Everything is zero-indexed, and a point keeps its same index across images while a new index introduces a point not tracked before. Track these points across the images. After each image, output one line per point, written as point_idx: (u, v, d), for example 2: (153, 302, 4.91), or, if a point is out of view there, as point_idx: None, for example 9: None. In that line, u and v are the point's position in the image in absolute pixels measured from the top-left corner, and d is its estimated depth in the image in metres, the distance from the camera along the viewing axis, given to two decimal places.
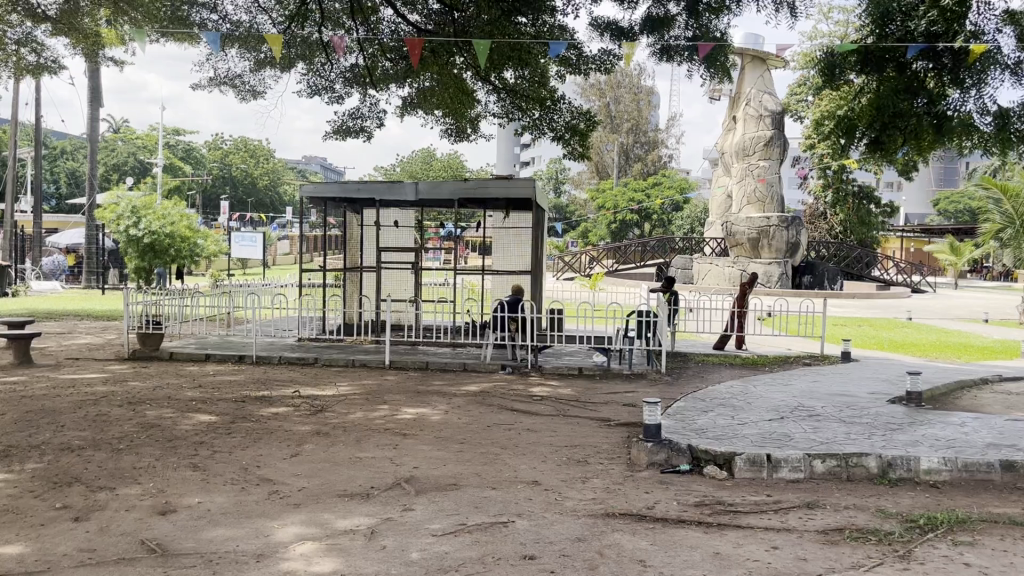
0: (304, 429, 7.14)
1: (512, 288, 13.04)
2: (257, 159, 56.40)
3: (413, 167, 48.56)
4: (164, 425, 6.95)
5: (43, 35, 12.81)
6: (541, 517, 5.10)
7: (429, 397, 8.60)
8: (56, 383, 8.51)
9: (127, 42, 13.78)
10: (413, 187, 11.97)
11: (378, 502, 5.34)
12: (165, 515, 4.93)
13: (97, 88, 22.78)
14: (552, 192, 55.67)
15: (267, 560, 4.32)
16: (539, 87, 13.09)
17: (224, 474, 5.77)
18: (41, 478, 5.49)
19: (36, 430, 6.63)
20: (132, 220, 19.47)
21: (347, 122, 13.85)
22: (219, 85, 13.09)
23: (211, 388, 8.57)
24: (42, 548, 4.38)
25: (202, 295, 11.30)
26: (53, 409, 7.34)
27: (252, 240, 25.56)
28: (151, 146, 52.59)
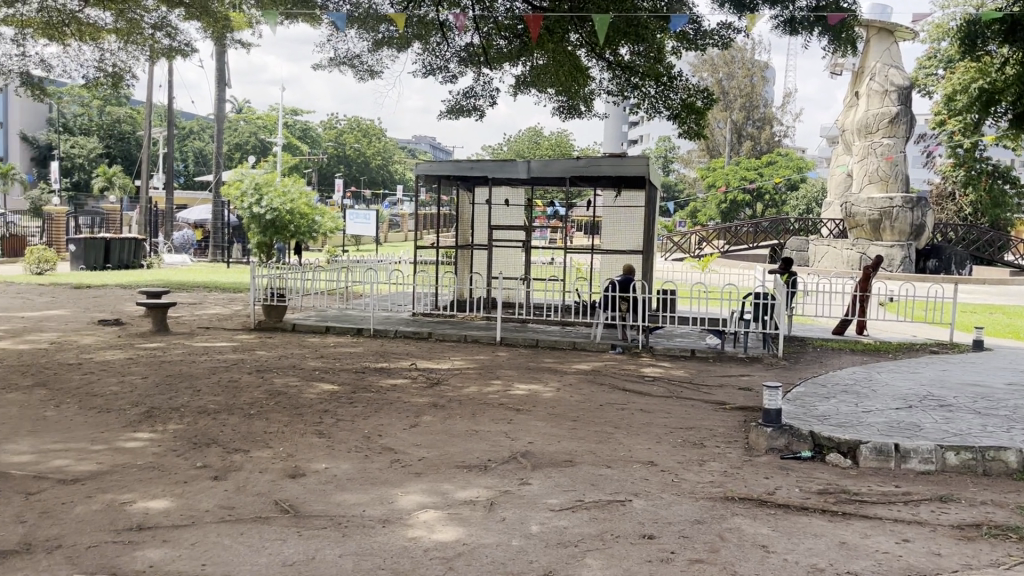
0: (421, 401, 7.32)
1: (622, 267, 12.92)
2: (370, 138, 57.74)
3: (521, 145, 48.76)
4: (290, 392, 7.27)
5: (177, 19, 13.35)
6: (659, 497, 5.08)
7: (541, 374, 8.67)
8: (191, 350, 9.03)
9: (255, 25, 14.21)
10: (525, 166, 11.91)
11: (495, 474, 5.43)
12: (296, 478, 5.17)
13: (224, 69, 23.75)
14: (661, 170, 54.88)
15: (392, 526, 4.47)
16: (654, 63, 12.83)
17: (348, 441, 5.99)
18: (182, 438, 5.84)
19: (175, 393, 7.06)
20: (255, 198, 20.28)
21: (461, 101, 13.98)
22: (338, 65, 13.41)
23: (332, 358, 8.89)
24: (186, 503, 4.67)
25: (322, 269, 11.69)
26: (191, 374, 7.81)
27: (366, 217, 26.23)
28: (272, 127, 54.73)
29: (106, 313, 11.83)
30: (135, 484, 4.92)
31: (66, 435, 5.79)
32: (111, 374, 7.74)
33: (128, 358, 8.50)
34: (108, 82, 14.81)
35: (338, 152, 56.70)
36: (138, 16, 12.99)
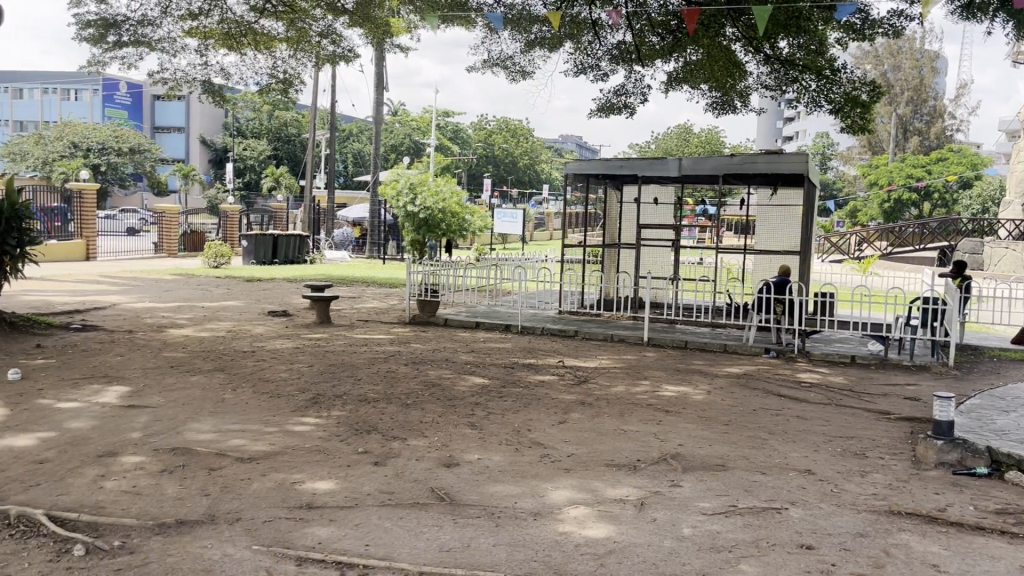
0: (570, 398, 7.37)
1: (776, 268, 12.48)
2: (518, 138, 58.54)
3: (670, 143, 48.01)
4: (444, 384, 7.51)
5: (342, 26, 13.97)
6: (817, 507, 4.89)
7: (690, 375, 8.52)
8: (352, 341, 9.50)
9: (413, 29, 14.72)
10: (676, 164, 11.73)
11: (645, 475, 5.40)
12: (451, 467, 5.34)
13: (382, 74, 24.77)
14: (818, 168, 52.60)
15: (544, 519, 4.53)
16: (816, 55, 12.29)
17: (499, 434, 6.12)
18: (345, 424, 6.17)
19: (337, 381, 7.46)
20: (409, 197, 21.05)
21: (612, 99, 13.94)
22: (492, 66, 13.69)
23: (482, 353, 9.11)
24: (350, 486, 4.92)
25: (473, 267, 11.99)
26: (352, 364, 8.22)
27: (513, 216, 26.68)
28: (425, 128, 56.60)
29: (275, 305, 12.64)
30: (303, 465, 5.24)
31: (243, 417, 6.24)
32: (280, 361, 8.27)
33: (295, 347, 9.05)
34: (279, 87, 15.77)
35: (487, 152, 57.90)
36: (306, 24, 13.72)
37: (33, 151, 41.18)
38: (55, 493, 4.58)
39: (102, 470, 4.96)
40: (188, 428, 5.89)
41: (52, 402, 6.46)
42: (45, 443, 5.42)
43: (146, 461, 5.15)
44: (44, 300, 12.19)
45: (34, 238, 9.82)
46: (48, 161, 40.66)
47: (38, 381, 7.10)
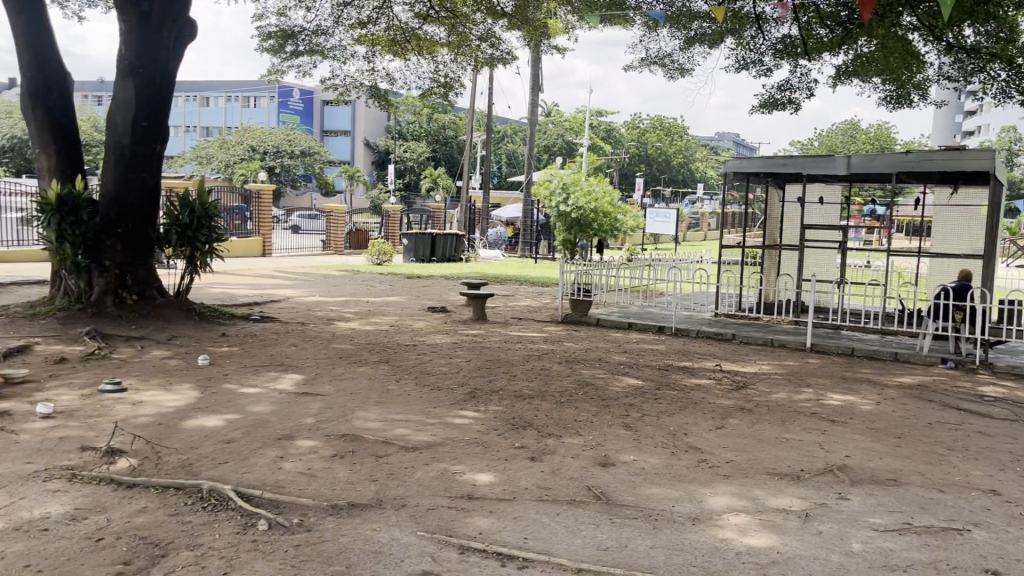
0: (727, 403, 7.19)
1: (955, 273, 11.63)
2: (672, 137, 57.65)
3: (834, 140, 45.80)
4: (598, 384, 7.51)
5: (501, 30, 14.21)
6: (1004, 530, 4.52)
7: (857, 384, 8.10)
8: (507, 338, 9.68)
9: (570, 29, 14.81)
10: (844, 161, 11.15)
11: (810, 485, 5.18)
12: (606, 467, 5.35)
13: (538, 75, 25.07)
14: (1002, 164, 48.61)
15: (703, 524, 4.45)
16: (1007, 43, 11.35)
17: (655, 437, 6.06)
18: (502, 419, 6.29)
19: (494, 376, 7.63)
20: (562, 197, 21.19)
21: (775, 94, 13.46)
22: (649, 65, 13.55)
23: (636, 354, 9.03)
24: (508, 479, 5.02)
25: (626, 266, 11.92)
26: (507, 360, 8.37)
27: (666, 215, 26.30)
28: (578, 128, 56.76)
29: (434, 301, 13.07)
30: (463, 457, 5.40)
31: (406, 407, 6.50)
32: (440, 355, 8.56)
33: (453, 342, 9.34)
34: (440, 91, 16.28)
35: (640, 151, 57.35)
36: (466, 29, 14.08)
37: (217, 155, 44.62)
38: (241, 470, 4.95)
39: (281, 452, 5.31)
40: (356, 416, 6.20)
41: (237, 387, 6.99)
42: (231, 425, 5.87)
43: (319, 445, 5.47)
44: (227, 292, 13.19)
45: (221, 235, 10.63)
46: (230, 164, 43.93)
47: (224, 367, 7.71)
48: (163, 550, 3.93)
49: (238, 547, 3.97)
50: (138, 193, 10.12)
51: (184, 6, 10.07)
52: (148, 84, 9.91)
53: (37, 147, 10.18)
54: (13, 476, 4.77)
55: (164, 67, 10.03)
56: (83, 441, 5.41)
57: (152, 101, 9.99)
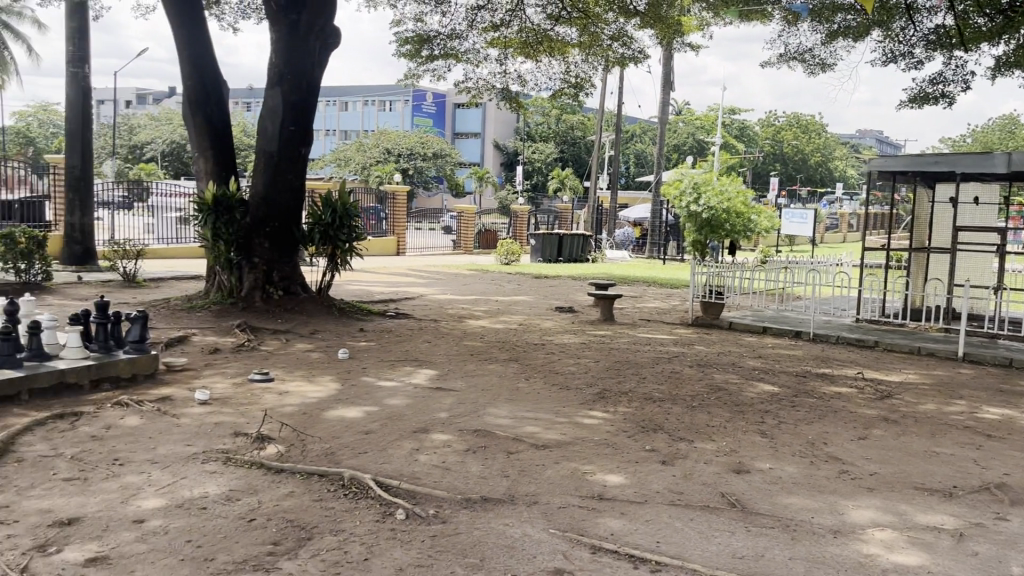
0: (870, 413, 6.85)
1: None
2: (810, 134, 55.50)
3: (990, 136, 42.81)
4: (731, 389, 7.33)
5: (634, 29, 14.07)
6: None
7: (1016, 398, 7.54)
8: (636, 340, 9.60)
9: (704, 26, 14.51)
10: (1003, 158, 10.35)
11: (964, 503, 4.87)
12: (741, 474, 5.21)
13: (670, 73, 24.70)
14: None
15: (845, 538, 4.27)
16: None
17: (793, 445, 5.85)
18: (632, 421, 6.24)
19: (623, 378, 7.58)
20: (693, 197, 20.78)
21: (925, 88, 12.72)
22: (788, 60, 13.09)
23: (770, 359, 8.75)
24: (639, 482, 4.98)
25: (761, 269, 11.56)
26: (637, 362, 8.30)
27: (803, 216, 25.35)
28: (710, 127, 55.54)
29: (562, 301, 13.12)
30: (594, 457, 5.39)
31: (536, 406, 6.56)
32: (569, 355, 8.58)
33: (581, 342, 9.34)
34: (571, 91, 16.31)
35: (775, 150, 55.56)
36: (598, 29, 14.04)
37: (354, 157, 46.28)
38: (380, 461, 5.13)
39: (417, 444, 5.47)
40: (487, 413, 6.31)
41: (374, 380, 7.25)
42: (369, 416, 6.10)
43: (452, 439, 5.61)
44: (364, 289, 13.71)
45: (361, 234, 10.94)
46: (366, 166, 45.56)
47: (362, 361, 8.01)
48: (308, 533, 4.13)
49: (377, 534, 4.12)
50: (285, 193, 10.68)
51: (330, 16, 10.54)
52: (295, 90, 10.43)
53: (196, 150, 10.93)
54: (175, 456, 5.14)
55: (310, 74, 10.53)
56: (235, 427, 5.76)
57: (299, 107, 10.51)
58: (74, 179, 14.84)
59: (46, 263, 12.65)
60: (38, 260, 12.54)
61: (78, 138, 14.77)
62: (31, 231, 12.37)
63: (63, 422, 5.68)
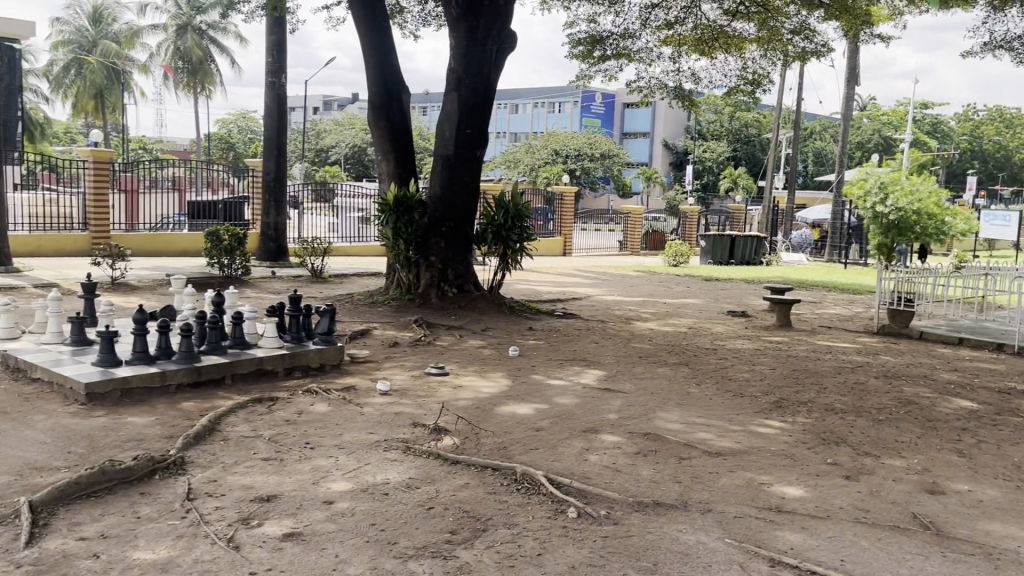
0: None
1: None
2: (1015, 129, 50.91)
3: None
4: (922, 404, 6.84)
5: (818, 21, 13.41)
6: None
7: None
8: (816, 347, 9.16)
9: (895, 16, 13.63)
10: None
11: None
12: (935, 494, 4.86)
13: (855, 67, 23.38)
14: None
15: None
16: None
17: (995, 467, 5.39)
18: (812, 432, 5.97)
19: (802, 387, 7.26)
20: (879, 197, 19.49)
21: None
22: (993, 49, 12.03)
23: (968, 373, 8.10)
24: (821, 496, 4.75)
25: (957, 275, 10.72)
26: (816, 371, 7.92)
27: (1006, 218, 23.26)
28: (898, 122, 52.09)
29: (734, 305, 12.75)
30: (771, 467, 5.20)
31: (709, 411, 6.41)
32: (743, 361, 8.31)
33: (756, 348, 9.02)
34: (747, 88, 15.78)
35: (973, 146, 51.39)
36: (778, 23, 13.51)
37: (524, 160, 47.37)
38: (551, 458, 5.19)
39: (587, 444, 5.49)
40: (658, 416, 6.23)
41: (544, 378, 7.35)
42: (540, 414, 6.18)
43: (623, 441, 5.58)
44: (532, 289, 13.92)
45: (531, 235, 11.11)
46: (535, 168, 46.33)
47: (531, 360, 8.14)
48: (483, 524, 4.24)
49: (550, 531, 4.17)
50: (460, 195, 11.04)
51: (508, 20, 10.75)
52: (473, 94, 10.73)
53: (379, 153, 11.52)
54: (359, 443, 5.44)
55: (487, 78, 10.80)
56: (413, 418, 6.02)
57: (476, 110, 10.82)
58: (270, 181, 16.01)
59: (245, 259, 13.74)
60: (239, 256, 13.64)
61: (274, 143, 15.91)
62: (233, 229, 13.46)
63: (260, 405, 6.15)
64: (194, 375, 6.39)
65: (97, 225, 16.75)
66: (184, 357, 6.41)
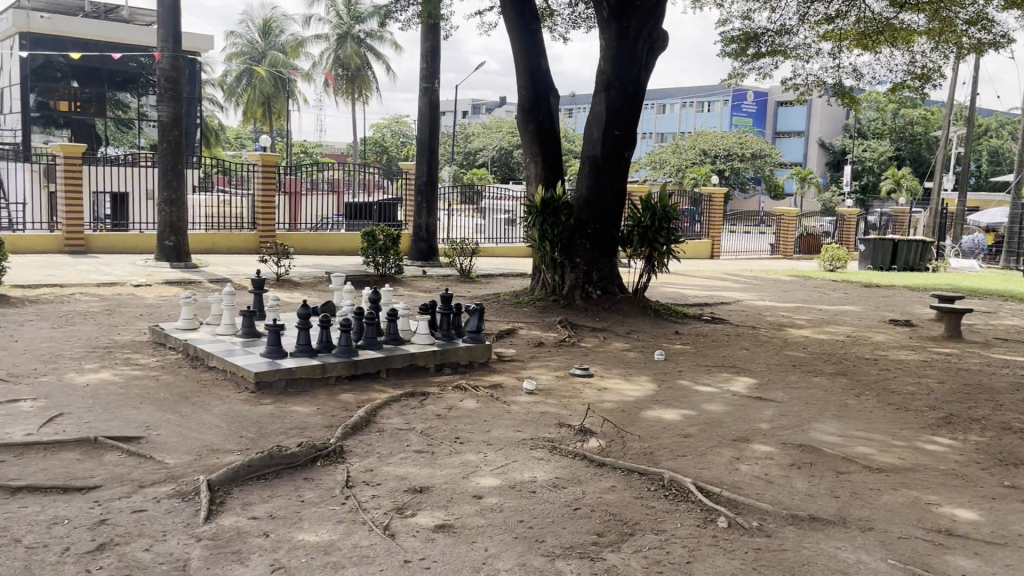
0: None
1: None
2: None
3: None
4: None
5: (998, 10, 12.43)
6: None
7: None
8: (990, 361, 8.50)
9: None
10: None
11: None
12: None
13: None
14: None
15: None
16: None
17: None
18: (986, 452, 5.55)
19: (974, 403, 6.76)
20: None
21: None
22: None
23: None
24: (997, 521, 4.40)
25: None
26: (991, 387, 7.35)
27: None
28: None
29: (897, 313, 12.03)
30: (940, 487, 4.87)
31: (869, 425, 6.08)
32: (907, 373, 7.83)
33: (922, 360, 8.48)
34: (915, 83, 14.85)
35: None
36: (952, 14, 12.63)
37: (670, 160, 46.93)
38: (700, 466, 5.09)
39: (737, 453, 5.34)
40: (812, 427, 5.98)
41: (692, 384, 7.21)
42: (687, 420, 6.07)
43: (775, 452, 5.39)
44: (679, 292, 13.70)
45: (679, 236, 10.95)
46: (682, 168, 45.78)
47: (678, 364, 8.00)
48: (630, 528, 4.22)
49: (699, 539, 4.10)
50: (607, 196, 11.02)
51: (659, 21, 10.62)
52: (622, 96, 10.68)
53: (528, 155, 11.69)
54: (507, 440, 5.54)
55: (637, 79, 10.71)
56: (560, 418, 6.06)
57: (624, 112, 10.76)
58: (421, 184, 16.57)
59: (399, 258, 14.28)
60: (392, 255, 14.19)
61: (426, 147, 16.44)
62: (388, 229, 14.01)
63: (412, 400, 6.37)
64: (352, 368, 6.71)
65: (264, 225, 17.88)
66: (342, 351, 6.74)
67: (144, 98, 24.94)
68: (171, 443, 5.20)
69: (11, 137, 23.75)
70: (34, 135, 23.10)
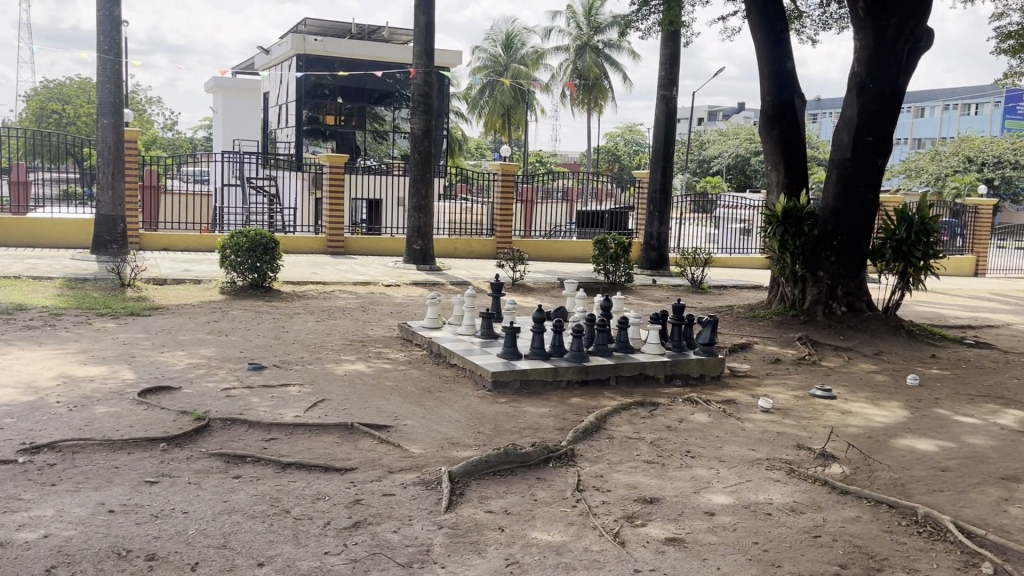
0: None
1: None
2: None
3: None
4: None
5: None
6: None
7: None
8: None
9: None
10: None
11: None
12: None
13: None
14: None
15: None
16: None
17: None
18: None
19: None
20: None
21: None
22: None
23: None
24: None
25: None
26: None
27: None
28: None
29: None
30: None
31: None
32: None
33: None
34: None
35: None
36: None
37: (928, 168, 43.01)
38: (961, 503, 4.62)
39: (1006, 494, 4.79)
40: None
41: (952, 414, 6.56)
42: (946, 452, 5.54)
43: None
44: (936, 312, 12.54)
45: (939, 251, 10.08)
46: (942, 177, 41.68)
47: (934, 391, 7.32)
48: (878, 564, 3.92)
49: None
50: (857, 208, 10.32)
51: (923, 17, 9.81)
52: (877, 99, 9.97)
53: (770, 163, 11.26)
54: (741, 458, 5.35)
55: (895, 81, 9.97)
56: (799, 440, 5.76)
57: (878, 115, 10.03)
58: (654, 193, 16.52)
59: (629, 267, 14.28)
60: (623, 264, 14.21)
61: (661, 155, 16.34)
62: (620, 238, 14.04)
63: (643, 409, 6.34)
64: (583, 373, 6.83)
65: (502, 232, 18.69)
66: (575, 356, 6.88)
67: (398, 112, 26.89)
68: (416, 433, 5.57)
69: (286, 149, 26.62)
70: (305, 146, 25.71)
